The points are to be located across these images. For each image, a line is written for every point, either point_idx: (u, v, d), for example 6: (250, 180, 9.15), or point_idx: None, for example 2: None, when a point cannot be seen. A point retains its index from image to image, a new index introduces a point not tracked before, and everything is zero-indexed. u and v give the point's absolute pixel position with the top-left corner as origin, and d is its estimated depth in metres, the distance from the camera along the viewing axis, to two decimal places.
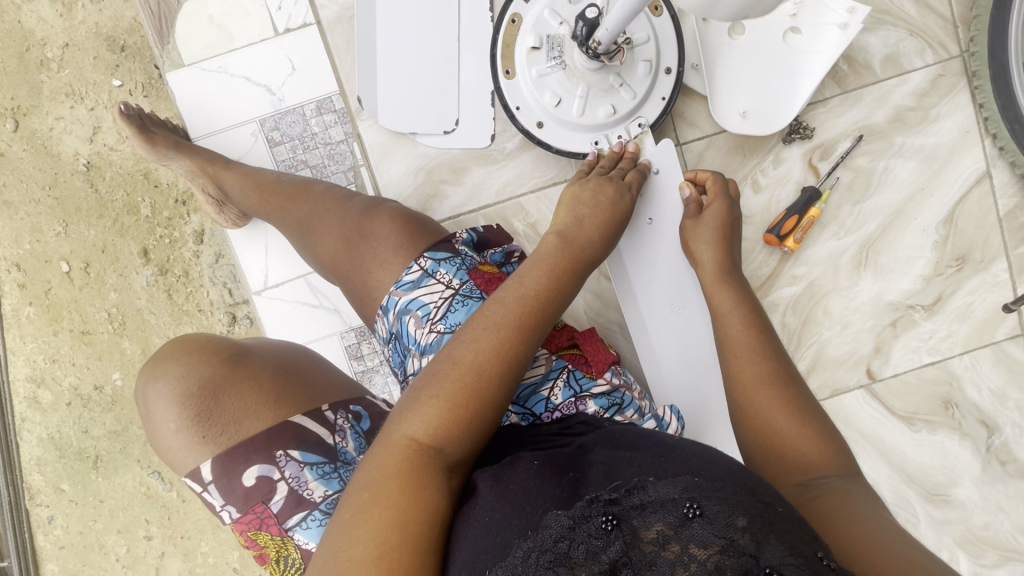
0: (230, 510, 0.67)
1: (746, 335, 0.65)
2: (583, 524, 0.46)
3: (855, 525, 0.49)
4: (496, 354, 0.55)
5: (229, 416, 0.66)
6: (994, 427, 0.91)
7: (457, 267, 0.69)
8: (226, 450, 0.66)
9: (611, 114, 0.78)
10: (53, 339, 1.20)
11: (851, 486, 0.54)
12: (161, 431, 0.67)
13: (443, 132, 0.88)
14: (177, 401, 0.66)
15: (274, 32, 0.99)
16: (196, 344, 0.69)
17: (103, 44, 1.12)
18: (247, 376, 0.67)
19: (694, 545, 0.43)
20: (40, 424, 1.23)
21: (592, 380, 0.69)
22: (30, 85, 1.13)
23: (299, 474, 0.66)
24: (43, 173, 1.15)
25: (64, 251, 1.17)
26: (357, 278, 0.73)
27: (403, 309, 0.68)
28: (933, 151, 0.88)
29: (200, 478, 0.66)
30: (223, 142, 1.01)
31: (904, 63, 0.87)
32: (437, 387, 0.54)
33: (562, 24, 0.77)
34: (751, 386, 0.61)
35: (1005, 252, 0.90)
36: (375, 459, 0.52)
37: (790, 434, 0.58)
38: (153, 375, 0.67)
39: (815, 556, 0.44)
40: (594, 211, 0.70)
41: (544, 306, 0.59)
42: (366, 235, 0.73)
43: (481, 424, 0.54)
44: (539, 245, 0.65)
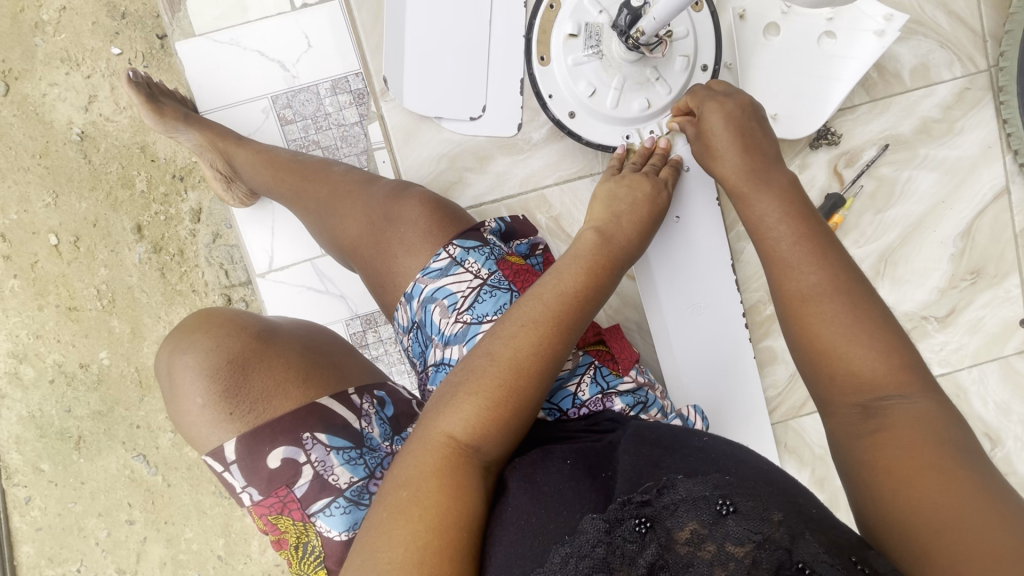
0: (251, 492, 0.64)
1: (790, 253, 0.58)
2: (618, 527, 0.45)
3: (919, 461, 0.45)
4: (534, 353, 0.56)
5: (256, 394, 0.63)
6: (997, 440, 0.93)
7: (486, 256, 0.67)
8: (252, 428, 0.63)
9: (645, 107, 0.77)
10: (38, 314, 1.15)
11: (923, 408, 0.48)
12: (183, 407, 0.63)
13: (468, 119, 0.86)
14: (203, 374, 0.62)
15: (292, 6, 0.95)
16: (223, 320, 0.66)
17: (104, 10, 1.07)
18: (277, 354, 0.65)
19: (730, 543, 0.43)
20: (21, 401, 1.18)
21: (619, 377, 0.68)
22: (23, 48, 1.08)
23: (324, 458, 0.63)
24: (34, 140, 1.10)
25: (53, 223, 1.12)
26: (380, 263, 0.70)
27: (428, 297, 0.66)
28: (956, 164, 0.89)
29: (221, 457, 0.63)
30: (233, 117, 0.98)
31: (933, 75, 0.88)
32: (476, 384, 0.55)
33: (602, 12, 0.75)
34: (802, 305, 0.55)
35: (1018, 268, 0.91)
36: (413, 457, 0.52)
37: (848, 353, 0.52)
38: (178, 348, 0.64)
39: (851, 561, 0.42)
40: (631, 208, 0.69)
41: (582, 304, 0.60)
42: (395, 219, 0.71)
43: (517, 423, 0.55)
44: (577, 240, 0.65)
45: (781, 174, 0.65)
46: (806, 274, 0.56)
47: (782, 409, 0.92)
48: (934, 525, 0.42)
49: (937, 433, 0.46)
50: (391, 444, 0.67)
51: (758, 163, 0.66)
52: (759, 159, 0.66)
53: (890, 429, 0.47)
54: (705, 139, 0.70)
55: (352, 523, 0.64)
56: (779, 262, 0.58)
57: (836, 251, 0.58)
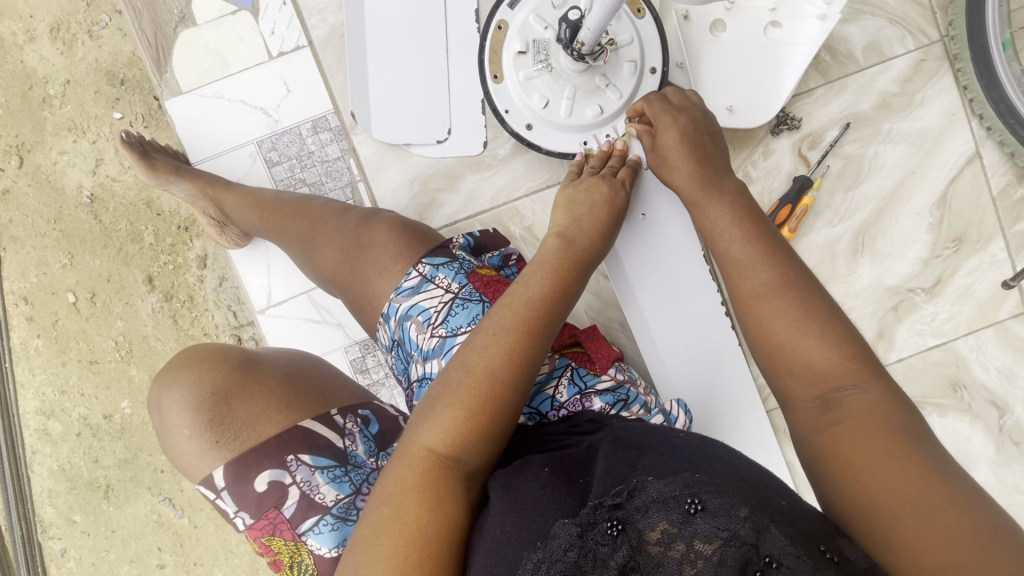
0: (244, 516, 0.67)
1: (741, 258, 0.61)
2: (591, 531, 0.46)
3: (877, 452, 0.46)
4: (506, 360, 0.58)
5: (241, 421, 0.66)
6: (1005, 407, 0.92)
7: (456, 271, 0.70)
8: (239, 454, 0.66)
9: (599, 113, 0.80)
10: (62, 370, 1.21)
11: (877, 397, 0.49)
12: (174, 439, 0.67)
13: (436, 142, 0.89)
14: (189, 406, 0.66)
15: (269, 56, 1.02)
16: (207, 353, 0.69)
17: (104, 79, 1.15)
18: (259, 381, 0.68)
19: (699, 541, 0.44)
20: (51, 456, 1.23)
21: (597, 377, 0.70)
22: (34, 122, 1.16)
23: (310, 478, 0.66)
24: (48, 207, 1.18)
25: (70, 283, 1.19)
26: (358, 287, 0.74)
27: (404, 315, 0.69)
28: (922, 135, 0.89)
29: (213, 484, 0.66)
30: (223, 164, 1.03)
31: (886, 51, 0.89)
32: (452, 397, 0.57)
33: (547, 28, 0.78)
34: (758, 307, 0.57)
35: (1001, 231, 0.90)
36: (394, 473, 0.54)
37: (802, 347, 0.53)
38: (166, 383, 0.68)
39: (817, 548, 0.43)
40: (589, 212, 0.72)
41: (551, 309, 0.62)
42: (366, 243, 0.74)
43: (496, 431, 0.57)
44: (540, 248, 0.68)
45: (730, 184, 0.69)
46: (757, 276, 0.59)
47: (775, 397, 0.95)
48: (894, 512, 0.43)
49: (891, 422, 0.47)
50: (377, 460, 0.69)
51: (713, 176, 0.69)
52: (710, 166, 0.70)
53: (845, 419, 0.49)
54: (661, 148, 0.73)
55: (341, 539, 0.66)
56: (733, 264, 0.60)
57: (785, 252, 0.60)
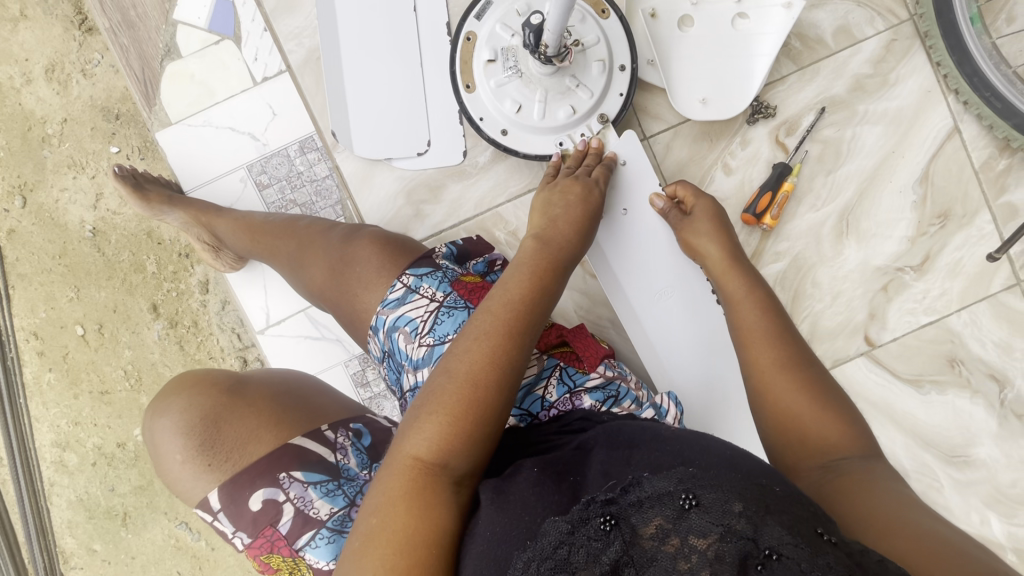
0: (242, 536, 0.68)
1: (755, 322, 0.64)
2: (582, 526, 0.44)
3: (876, 501, 0.47)
4: (488, 363, 0.59)
5: (232, 443, 0.68)
6: (1005, 380, 0.91)
7: (440, 280, 0.72)
8: (231, 475, 0.67)
9: (571, 114, 0.82)
10: (75, 401, 1.24)
11: (875, 468, 0.52)
12: (168, 465, 0.69)
13: (416, 154, 0.91)
14: (180, 432, 0.68)
15: (253, 82, 1.04)
16: (196, 380, 0.71)
17: (99, 115, 1.18)
18: (248, 403, 0.70)
19: (693, 536, 0.41)
20: (69, 487, 1.26)
21: (585, 375, 0.71)
22: (34, 161, 1.20)
23: (304, 494, 0.67)
24: (53, 243, 1.21)
25: (78, 315, 1.22)
26: (346, 303, 0.75)
27: (391, 326, 0.70)
28: (898, 114, 0.89)
29: (208, 507, 0.68)
30: (214, 191, 1.06)
31: (856, 34, 0.89)
32: (437, 404, 0.57)
33: (514, 35, 0.81)
34: (768, 373, 0.60)
35: (987, 204, 0.90)
36: (383, 483, 0.55)
37: (809, 420, 0.56)
38: (157, 412, 0.70)
39: (815, 533, 0.42)
40: (564, 213, 0.73)
41: (530, 309, 0.63)
42: (349, 260, 0.76)
43: (482, 434, 0.57)
44: (518, 250, 0.69)
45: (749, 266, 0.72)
46: (771, 349, 0.61)
47: None
48: (881, 532, 0.44)
49: (888, 485, 0.49)
50: (370, 472, 0.70)
51: (734, 254, 0.73)
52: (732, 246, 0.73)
53: (849, 477, 0.51)
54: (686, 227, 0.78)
55: (338, 552, 0.67)
56: (750, 333, 0.63)
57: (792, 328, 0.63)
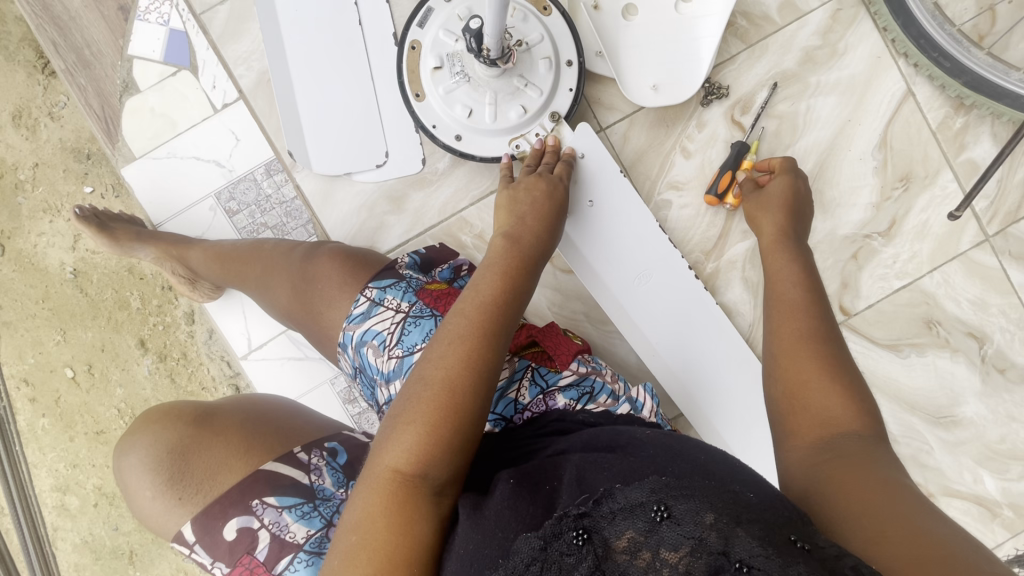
0: (220, 566, 0.68)
1: (790, 298, 0.62)
2: (555, 541, 0.44)
3: (867, 484, 0.45)
4: (463, 367, 0.58)
5: (202, 473, 0.68)
6: (984, 337, 0.91)
7: (404, 290, 0.71)
8: (204, 507, 0.68)
9: (523, 113, 0.82)
10: (71, 444, 1.23)
11: (875, 450, 0.50)
12: (139, 502, 0.69)
13: (375, 167, 0.91)
14: (149, 466, 0.69)
15: (213, 109, 1.05)
16: (163, 413, 0.72)
17: (70, 156, 1.19)
18: (217, 432, 0.70)
19: (664, 549, 0.41)
20: (72, 530, 1.25)
21: (558, 374, 0.70)
22: (9, 208, 1.19)
23: (279, 519, 0.68)
24: (34, 288, 1.20)
25: (67, 358, 1.21)
26: (312, 319, 0.75)
27: (360, 342, 0.70)
28: (850, 83, 0.90)
29: (184, 540, 0.68)
30: (185, 221, 1.06)
31: (801, 7, 0.90)
32: (413, 413, 0.57)
33: (457, 40, 0.81)
34: (794, 339, 0.58)
35: (947, 162, 0.90)
36: (363, 498, 0.54)
37: (821, 396, 0.53)
38: (124, 448, 0.70)
39: (786, 538, 0.41)
40: (531, 208, 0.74)
41: (502, 310, 0.63)
42: (312, 277, 0.76)
43: (461, 440, 0.56)
44: (487, 251, 0.69)
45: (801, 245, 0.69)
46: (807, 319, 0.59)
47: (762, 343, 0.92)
48: (865, 520, 0.43)
49: (883, 473, 0.46)
50: (346, 490, 0.71)
51: (784, 230, 0.69)
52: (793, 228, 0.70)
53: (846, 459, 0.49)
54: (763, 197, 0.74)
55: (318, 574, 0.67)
56: (786, 305, 0.60)
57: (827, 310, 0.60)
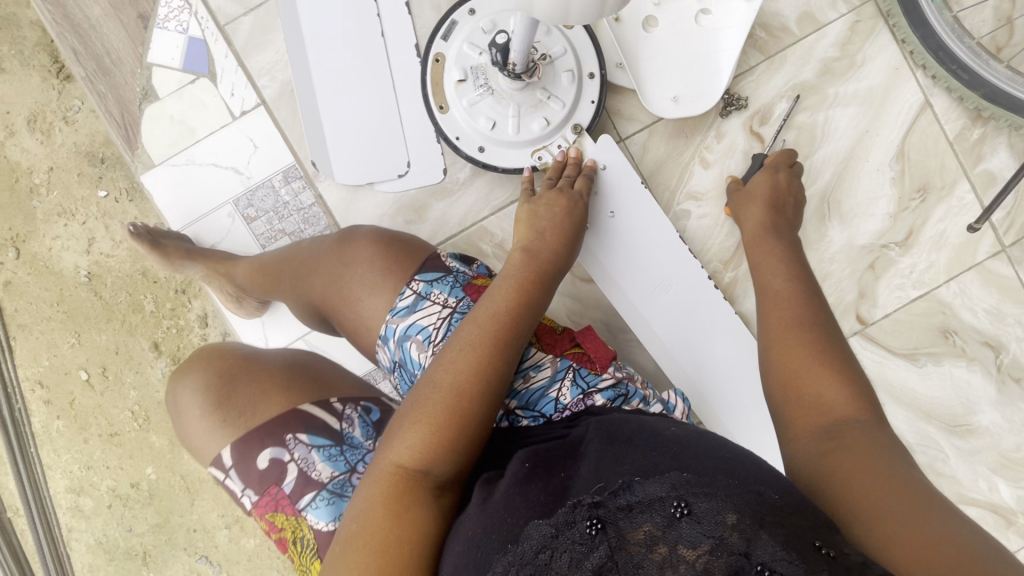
0: (249, 495, 0.70)
1: (780, 287, 0.65)
2: (567, 530, 0.45)
3: (870, 471, 0.46)
4: (471, 372, 0.57)
5: (246, 404, 0.72)
6: (999, 346, 0.92)
7: (451, 285, 0.68)
8: (244, 433, 0.71)
9: (546, 125, 0.83)
10: (85, 446, 1.24)
11: (879, 435, 0.50)
12: (186, 424, 0.73)
13: (397, 176, 0.92)
14: (201, 393, 0.73)
15: (232, 116, 1.06)
16: (219, 354, 0.77)
17: (85, 161, 1.20)
18: (263, 371, 0.74)
19: (682, 546, 0.42)
20: (86, 531, 1.26)
21: (598, 376, 0.68)
22: (24, 212, 1.20)
23: (308, 455, 0.70)
24: (49, 291, 1.21)
25: (81, 360, 1.22)
26: (348, 308, 0.71)
27: (402, 336, 0.66)
28: (868, 94, 0.90)
29: (221, 464, 0.71)
30: (203, 227, 1.07)
31: (820, 19, 0.90)
32: (420, 412, 0.56)
33: (481, 53, 0.82)
34: (783, 327, 0.60)
35: (964, 173, 0.90)
36: (365, 490, 0.54)
37: (820, 383, 0.54)
38: (179, 380, 0.74)
39: (810, 544, 0.41)
40: (552, 222, 0.74)
41: (515, 319, 0.62)
42: (349, 261, 0.72)
43: (465, 444, 0.56)
44: (506, 261, 0.68)
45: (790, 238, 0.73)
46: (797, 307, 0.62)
47: None
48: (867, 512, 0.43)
49: (888, 462, 0.47)
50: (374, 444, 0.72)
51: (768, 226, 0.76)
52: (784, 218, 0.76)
53: (848, 443, 0.49)
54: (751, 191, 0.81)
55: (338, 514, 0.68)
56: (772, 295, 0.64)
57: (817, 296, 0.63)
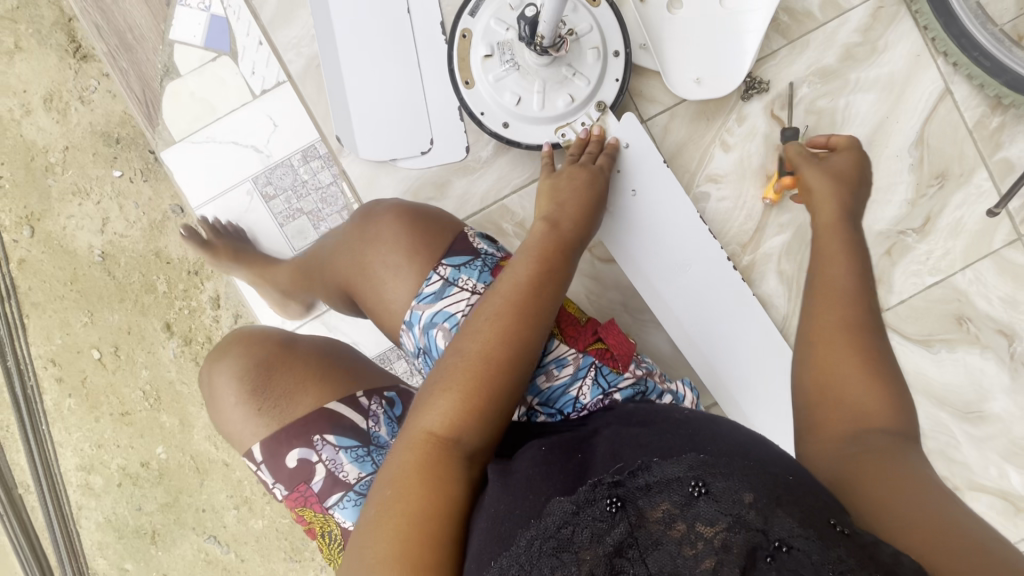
0: (280, 487, 0.72)
1: (840, 285, 0.60)
2: (588, 507, 0.47)
3: (890, 475, 0.47)
4: (499, 342, 0.58)
5: (280, 392, 0.71)
6: (1013, 334, 0.92)
7: (479, 271, 0.69)
8: (276, 428, 0.70)
9: (570, 102, 0.84)
10: (96, 424, 1.26)
11: (905, 448, 0.50)
12: (220, 409, 0.73)
13: (420, 153, 0.92)
14: (235, 377, 0.72)
15: (252, 95, 1.06)
16: (251, 338, 0.75)
17: (100, 140, 1.20)
18: (296, 360, 0.73)
19: (700, 523, 0.44)
20: (96, 509, 1.28)
21: (619, 375, 0.67)
22: (39, 191, 1.21)
23: (335, 457, 0.70)
24: (63, 270, 1.22)
25: (93, 339, 1.23)
26: (372, 289, 0.72)
27: (429, 322, 0.67)
28: (889, 80, 0.91)
29: (253, 458, 0.71)
30: (222, 205, 1.07)
31: (843, 4, 0.91)
32: (450, 381, 0.57)
33: (508, 29, 0.83)
34: (827, 327, 0.58)
35: (983, 161, 0.91)
36: (397, 456, 0.55)
37: (853, 389, 0.54)
38: (215, 361, 0.74)
39: (827, 521, 0.42)
40: (573, 196, 0.75)
41: (541, 290, 0.62)
42: (373, 240, 0.73)
43: (494, 412, 0.57)
44: (527, 233, 0.68)
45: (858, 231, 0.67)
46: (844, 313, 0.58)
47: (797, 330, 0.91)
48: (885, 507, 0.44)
49: (910, 470, 0.47)
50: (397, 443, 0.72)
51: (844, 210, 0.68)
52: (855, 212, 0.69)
53: (873, 451, 0.49)
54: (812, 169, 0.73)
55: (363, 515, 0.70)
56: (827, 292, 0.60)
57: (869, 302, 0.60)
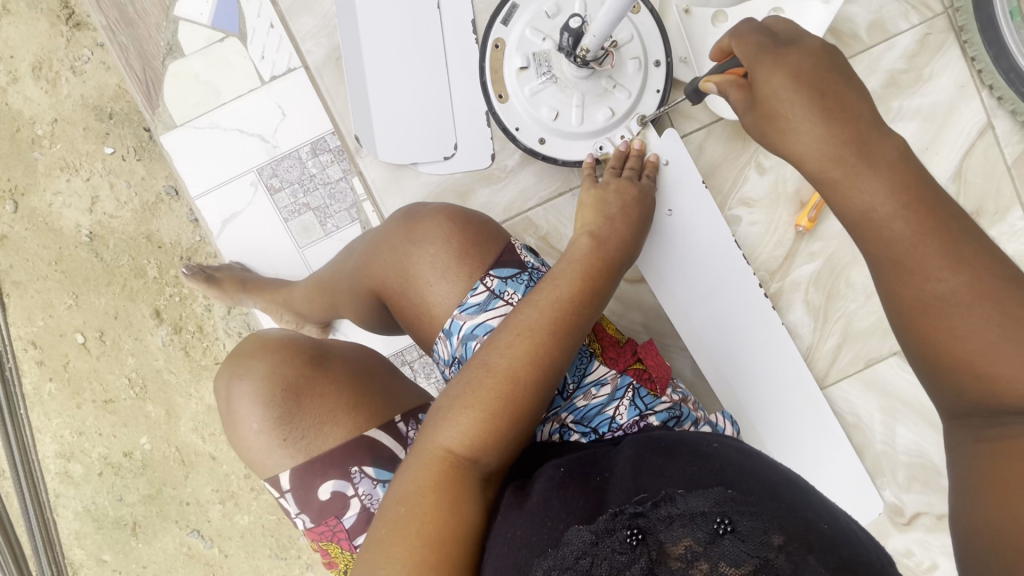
0: (303, 518, 0.68)
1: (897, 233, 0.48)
2: (607, 538, 0.44)
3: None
4: (530, 361, 0.54)
5: (311, 419, 0.66)
6: None
7: (526, 284, 0.65)
8: (307, 456, 0.66)
9: (610, 116, 0.80)
10: (78, 411, 1.20)
11: None
12: (240, 430, 0.67)
13: (443, 159, 0.88)
14: (260, 398, 0.66)
15: (261, 81, 1.00)
16: (275, 345, 0.69)
17: (92, 114, 1.13)
18: (328, 378, 0.67)
19: (724, 564, 0.41)
20: (75, 498, 1.22)
21: (658, 398, 0.64)
22: (24, 163, 1.14)
23: (372, 491, 0.67)
24: (47, 249, 1.15)
25: (78, 323, 1.17)
26: (412, 294, 0.67)
27: (468, 334, 0.63)
28: (932, 111, 0.88)
29: (278, 484, 0.67)
30: (223, 194, 1.01)
31: (890, 28, 0.88)
32: (473, 397, 0.53)
33: (544, 40, 0.79)
34: (917, 287, 0.46)
35: (1019, 199, 0.89)
36: (411, 472, 0.51)
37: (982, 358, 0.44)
38: (236, 371, 0.68)
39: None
40: (621, 211, 0.71)
41: (578, 309, 0.58)
42: (417, 240, 0.67)
43: (516, 434, 0.54)
44: (572, 246, 0.65)
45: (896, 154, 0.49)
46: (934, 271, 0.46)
47: (821, 361, 0.89)
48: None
49: None
50: None
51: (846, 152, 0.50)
52: (850, 132, 0.50)
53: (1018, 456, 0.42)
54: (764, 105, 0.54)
55: None
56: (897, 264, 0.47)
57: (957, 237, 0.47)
